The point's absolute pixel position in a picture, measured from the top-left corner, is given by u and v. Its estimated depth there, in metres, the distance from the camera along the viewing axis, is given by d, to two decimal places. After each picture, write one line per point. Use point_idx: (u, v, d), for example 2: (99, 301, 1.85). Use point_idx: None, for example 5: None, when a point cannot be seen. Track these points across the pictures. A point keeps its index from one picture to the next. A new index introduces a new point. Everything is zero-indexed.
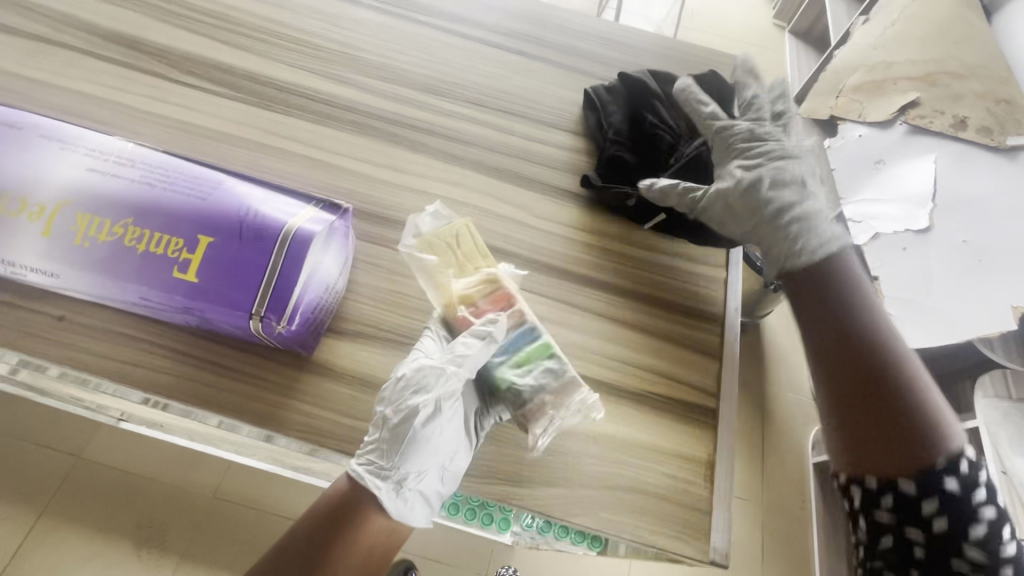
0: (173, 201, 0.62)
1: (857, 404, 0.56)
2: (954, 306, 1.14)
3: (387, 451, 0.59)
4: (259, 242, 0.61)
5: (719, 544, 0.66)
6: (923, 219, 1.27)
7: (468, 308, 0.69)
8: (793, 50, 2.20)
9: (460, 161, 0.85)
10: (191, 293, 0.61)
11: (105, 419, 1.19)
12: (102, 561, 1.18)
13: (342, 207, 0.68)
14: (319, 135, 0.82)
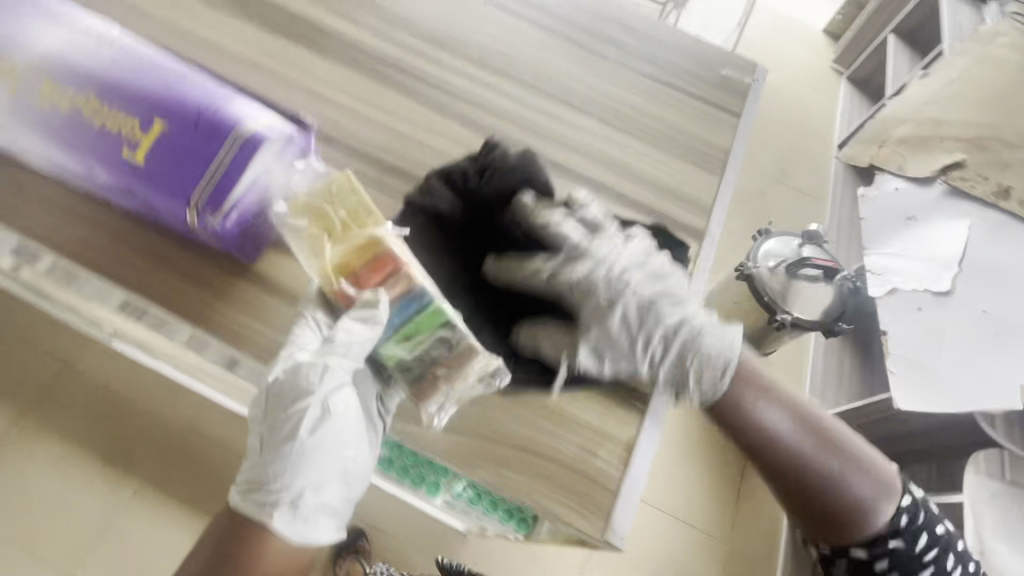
0: (131, 81, 0.58)
1: (803, 509, 0.58)
2: (957, 374, 1.09)
3: (269, 474, 0.55)
4: (205, 135, 0.57)
5: (619, 529, 0.60)
6: (946, 281, 1.23)
7: (347, 278, 0.56)
8: (846, 97, 2.15)
9: (445, 114, 0.73)
10: (133, 175, 0.58)
11: (97, 334, 1.20)
12: (68, 471, 1.21)
13: (305, 123, 0.62)
14: (304, 59, 0.74)
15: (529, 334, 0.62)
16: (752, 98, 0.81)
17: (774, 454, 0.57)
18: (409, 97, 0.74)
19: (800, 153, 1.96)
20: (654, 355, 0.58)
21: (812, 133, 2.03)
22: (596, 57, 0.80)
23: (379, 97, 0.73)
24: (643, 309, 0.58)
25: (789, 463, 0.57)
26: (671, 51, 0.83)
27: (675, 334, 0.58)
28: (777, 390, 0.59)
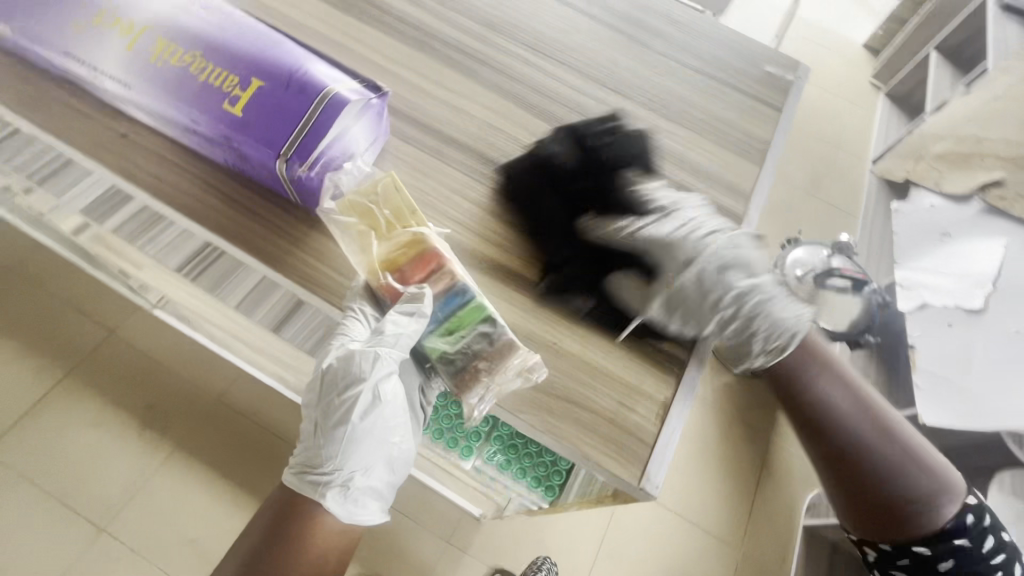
0: (240, 38, 0.53)
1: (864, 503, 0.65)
2: (986, 392, 1.08)
3: (323, 456, 0.58)
4: (300, 90, 0.51)
5: (654, 477, 0.53)
6: (978, 299, 1.20)
7: (393, 273, 0.54)
8: (884, 113, 2.12)
9: (479, 82, 0.71)
10: (232, 131, 0.52)
11: (141, 301, 1.27)
12: (104, 430, 1.27)
13: (382, 89, 0.56)
14: (334, 17, 0.72)
15: (624, 282, 0.60)
16: (791, 96, 0.78)
17: (844, 425, 0.63)
18: (455, 70, 0.71)
19: (834, 166, 1.95)
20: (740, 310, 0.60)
21: (846, 148, 2.01)
22: (636, 39, 0.78)
23: (425, 67, 0.71)
24: (723, 263, 0.59)
25: (862, 454, 0.63)
26: (711, 41, 0.80)
27: (760, 300, 0.60)
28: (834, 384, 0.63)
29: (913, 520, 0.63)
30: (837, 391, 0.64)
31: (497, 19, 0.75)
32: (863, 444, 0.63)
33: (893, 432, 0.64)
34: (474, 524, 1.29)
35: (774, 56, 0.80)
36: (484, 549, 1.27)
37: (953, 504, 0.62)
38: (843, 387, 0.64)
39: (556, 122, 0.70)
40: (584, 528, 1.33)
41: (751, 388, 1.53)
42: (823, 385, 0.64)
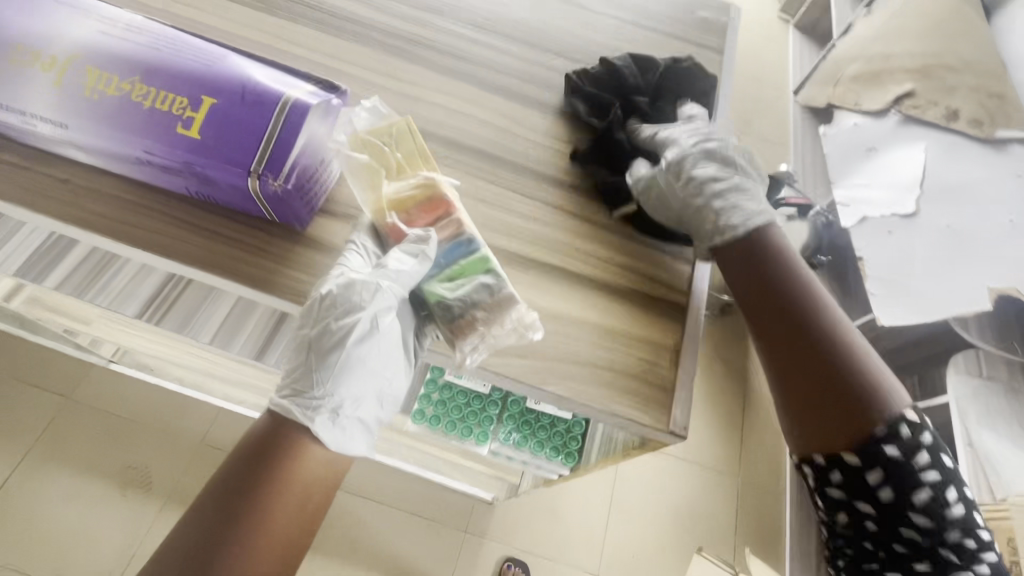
0: (178, 56, 0.50)
1: (824, 399, 0.52)
2: (930, 288, 1.15)
3: (313, 378, 0.48)
4: (255, 101, 0.48)
5: (680, 417, 0.53)
6: (910, 203, 1.29)
7: (401, 214, 0.54)
8: (797, 43, 2.21)
9: (426, 66, 0.69)
10: (191, 154, 0.48)
11: (94, 359, 1.24)
12: (85, 500, 1.20)
13: (339, 87, 0.54)
14: (262, 20, 0.67)
15: (631, 168, 0.65)
16: (726, 38, 0.81)
17: (802, 321, 0.55)
18: (403, 59, 0.69)
19: (760, 104, 2.03)
20: (705, 203, 0.61)
21: (768, 83, 2.10)
22: (573, 9, 0.79)
23: (367, 57, 0.67)
24: (712, 157, 0.63)
25: (811, 326, 0.54)
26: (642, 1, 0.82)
27: (729, 189, 0.61)
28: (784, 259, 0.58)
29: (882, 446, 0.50)
30: (782, 281, 0.57)
31: (433, 2, 0.74)
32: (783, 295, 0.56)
33: (849, 335, 0.54)
34: (486, 510, 1.30)
35: (706, 2, 0.83)
36: (503, 531, 1.29)
37: (907, 429, 0.50)
38: (788, 281, 0.57)
39: (513, 96, 0.70)
40: (594, 489, 1.37)
41: (723, 325, 1.61)
42: (779, 282, 0.57)
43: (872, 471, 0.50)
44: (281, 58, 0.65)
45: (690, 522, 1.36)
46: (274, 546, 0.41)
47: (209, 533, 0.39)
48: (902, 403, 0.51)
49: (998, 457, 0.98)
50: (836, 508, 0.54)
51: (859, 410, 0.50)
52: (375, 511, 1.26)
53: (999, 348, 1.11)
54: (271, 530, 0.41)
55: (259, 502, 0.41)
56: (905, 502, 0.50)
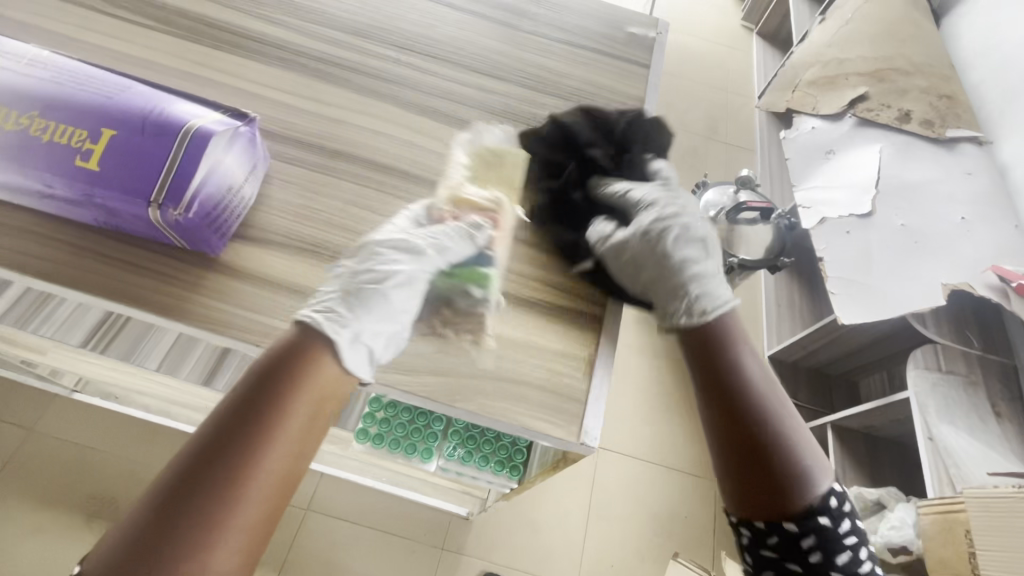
0: (80, 90, 0.52)
1: (761, 474, 0.49)
2: (890, 285, 1.17)
3: (350, 304, 0.53)
4: (159, 132, 0.50)
5: (591, 428, 0.58)
6: (867, 204, 1.31)
7: (456, 210, 0.62)
8: (760, 51, 2.27)
9: (378, 96, 0.72)
10: (92, 186, 0.51)
11: (59, 390, 1.26)
12: (45, 534, 1.16)
13: (248, 115, 0.56)
14: (219, 58, 0.70)
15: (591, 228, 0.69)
16: (658, 53, 0.85)
17: (739, 399, 0.52)
18: (357, 91, 0.72)
19: (726, 109, 2.08)
20: (666, 271, 0.64)
21: (734, 90, 2.14)
22: (522, 36, 0.82)
23: (320, 90, 0.71)
24: (674, 232, 0.65)
25: (757, 405, 0.52)
26: (587, 27, 0.87)
27: (693, 270, 0.63)
28: (735, 336, 0.57)
29: (789, 520, 0.48)
30: (729, 357, 0.55)
31: (366, 25, 0.77)
32: (736, 370, 0.54)
33: (777, 416, 0.52)
34: (464, 524, 1.30)
35: (635, 19, 0.87)
36: (482, 545, 1.28)
37: (835, 498, 0.49)
38: (728, 351, 0.55)
39: (463, 122, 0.73)
40: (572, 498, 1.37)
41: None
42: (724, 349, 0.56)
43: (807, 538, 0.48)
44: (226, 92, 0.68)
45: (669, 527, 1.37)
46: (283, 451, 0.42)
47: (226, 428, 0.41)
48: (821, 485, 0.49)
49: (961, 454, 0.99)
50: (764, 567, 0.51)
51: (788, 483, 0.49)
52: (349, 533, 1.24)
53: (957, 341, 1.13)
54: (284, 435, 0.43)
55: (275, 406, 0.43)
56: (832, 565, 0.48)
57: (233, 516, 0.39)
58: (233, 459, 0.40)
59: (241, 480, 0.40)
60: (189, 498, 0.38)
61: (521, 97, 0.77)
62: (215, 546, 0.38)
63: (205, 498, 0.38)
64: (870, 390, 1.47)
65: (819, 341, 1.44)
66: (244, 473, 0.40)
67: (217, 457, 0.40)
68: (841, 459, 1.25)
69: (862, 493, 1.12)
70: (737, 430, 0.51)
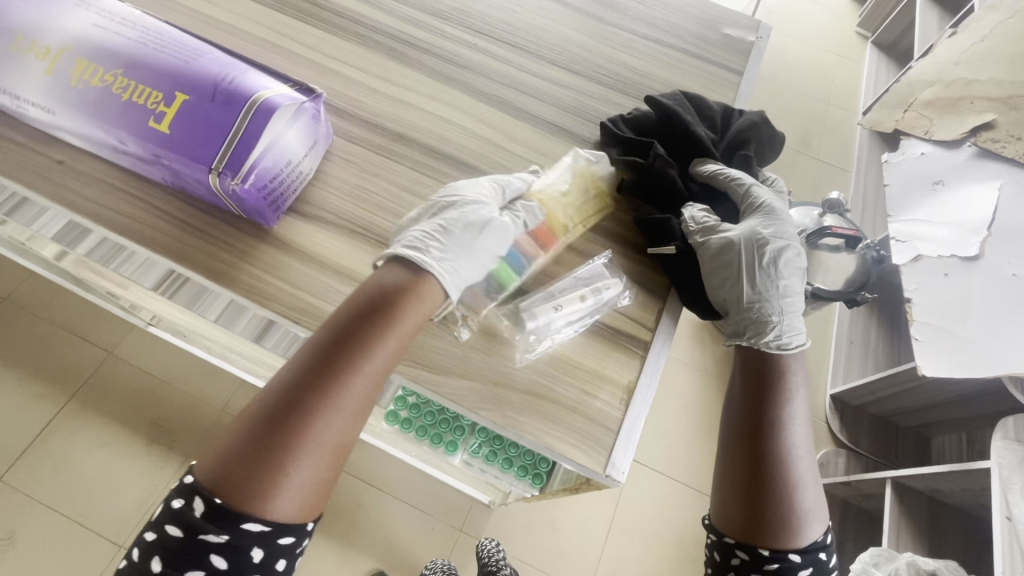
0: (161, 53, 0.55)
1: (773, 509, 0.58)
2: (989, 340, 1.04)
3: (458, 271, 0.57)
4: (224, 103, 0.53)
5: (619, 462, 0.55)
6: (974, 246, 1.17)
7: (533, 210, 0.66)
8: (873, 61, 2.06)
9: (450, 82, 0.73)
10: (160, 148, 0.54)
11: (136, 321, 1.32)
12: (112, 449, 1.28)
13: (314, 91, 0.58)
14: (304, 30, 0.73)
15: (686, 209, 0.70)
16: (753, 57, 0.82)
17: (769, 443, 0.60)
18: (430, 76, 0.73)
19: (823, 123, 1.92)
20: (763, 273, 0.67)
21: (835, 102, 1.97)
22: (604, 35, 0.80)
23: (394, 72, 0.72)
24: (771, 254, 0.68)
25: (785, 449, 0.60)
26: (675, 26, 0.83)
27: (781, 294, 0.68)
28: (788, 382, 0.64)
29: (792, 552, 0.57)
30: (775, 402, 0.62)
31: (445, 7, 0.78)
32: (780, 414, 0.61)
33: (797, 463, 0.60)
34: (485, 513, 1.30)
35: (734, 20, 0.84)
36: (501, 537, 1.29)
37: (829, 537, 0.60)
38: (776, 399, 0.62)
39: (529, 118, 0.73)
40: (596, 507, 1.34)
41: None
42: (774, 398, 0.62)
43: (806, 566, 0.57)
44: (305, 66, 0.70)
45: (693, 555, 1.31)
46: (351, 403, 0.50)
47: (317, 362, 0.49)
48: (817, 532, 0.58)
49: None
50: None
51: (793, 522, 0.57)
52: (379, 501, 1.28)
53: None
54: (354, 381, 0.50)
55: (355, 350, 0.50)
56: None
57: (316, 440, 0.48)
58: (320, 393, 0.48)
59: (325, 411, 0.48)
60: (285, 420, 0.47)
61: (594, 94, 0.76)
62: (299, 464, 0.47)
63: (298, 421, 0.47)
64: (942, 451, 1.32)
65: (891, 387, 1.31)
66: (328, 406, 0.48)
67: (307, 388, 0.48)
68: (897, 519, 1.15)
69: (915, 561, 1.02)
70: (761, 463, 0.60)
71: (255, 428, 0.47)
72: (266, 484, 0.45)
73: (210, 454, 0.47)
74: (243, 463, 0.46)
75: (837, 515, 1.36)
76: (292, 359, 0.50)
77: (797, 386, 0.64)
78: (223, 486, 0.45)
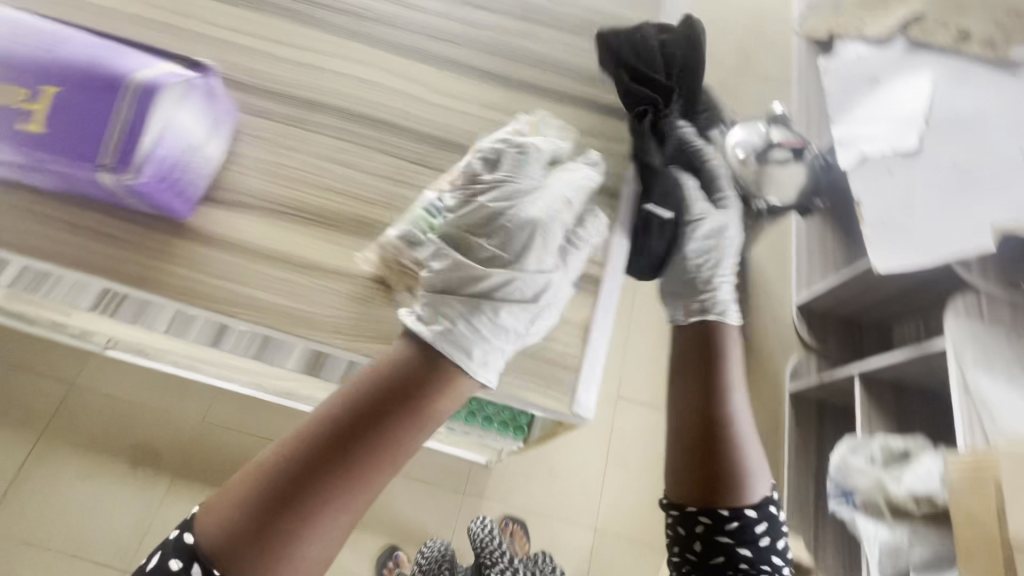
0: (14, 42, 0.50)
1: (727, 475, 0.63)
2: (934, 227, 1.08)
3: (500, 357, 0.56)
4: (101, 86, 0.48)
5: (583, 402, 0.56)
6: (912, 139, 1.19)
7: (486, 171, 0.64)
8: None
9: (366, 41, 0.68)
10: (36, 150, 0.50)
11: (89, 347, 1.26)
12: (95, 478, 1.25)
13: (203, 65, 0.54)
14: (196, 5, 0.67)
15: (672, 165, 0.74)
16: None
17: (718, 412, 0.65)
18: (341, 36, 0.68)
19: (760, 38, 1.90)
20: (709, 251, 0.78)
21: (769, 14, 1.95)
22: None
23: (304, 38, 0.67)
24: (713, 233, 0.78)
25: (733, 416, 0.66)
26: None
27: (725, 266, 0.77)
28: (726, 350, 0.69)
29: (746, 509, 0.63)
30: (717, 373, 0.67)
31: None
32: (724, 382, 0.67)
33: (742, 426, 0.66)
34: (483, 473, 1.33)
35: None
36: (504, 492, 1.32)
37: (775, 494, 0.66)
38: (718, 369, 0.68)
39: (454, 69, 0.69)
40: (589, 448, 1.38)
41: None
42: (716, 368, 0.68)
43: (760, 522, 0.63)
44: (204, 44, 0.65)
45: None
46: (364, 486, 0.49)
47: (332, 449, 0.48)
48: (763, 487, 0.65)
49: (995, 405, 0.94)
50: (714, 549, 0.63)
51: (744, 482, 0.63)
52: None
53: (1004, 290, 1.02)
54: (373, 466, 0.49)
55: (374, 435, 0.50)
56: (774, 546, 0.64)
57: (328, 518, 0.48)
58: (337, 480, 0.48)
59: (342, 498, 0.48)
60: (297, 499, 0.47)
61: (519, 33, 0.72)
62: (309, 547, 0.47)
63: (311, 498, 0.47)
64: (903, 338, 1.40)
65: (850, 289, 1.37)
66: (344, 494, 0.48)
67: (323, 475, 0.48)
68: (868, 408, 1.22)
69: (888, 443, 1.10)
70: (711, 431, 0.65)
71: (265, 502, 0.47)
72: (269, 559, 0.46)
73: (212, 526, 0.46)
74: (251, 543, 0.46)
75: (812, 416, 1.44)
76: (304, 440, 0.49)
77: (734, 354, 0.70)
78: (228, 556, 0.45)
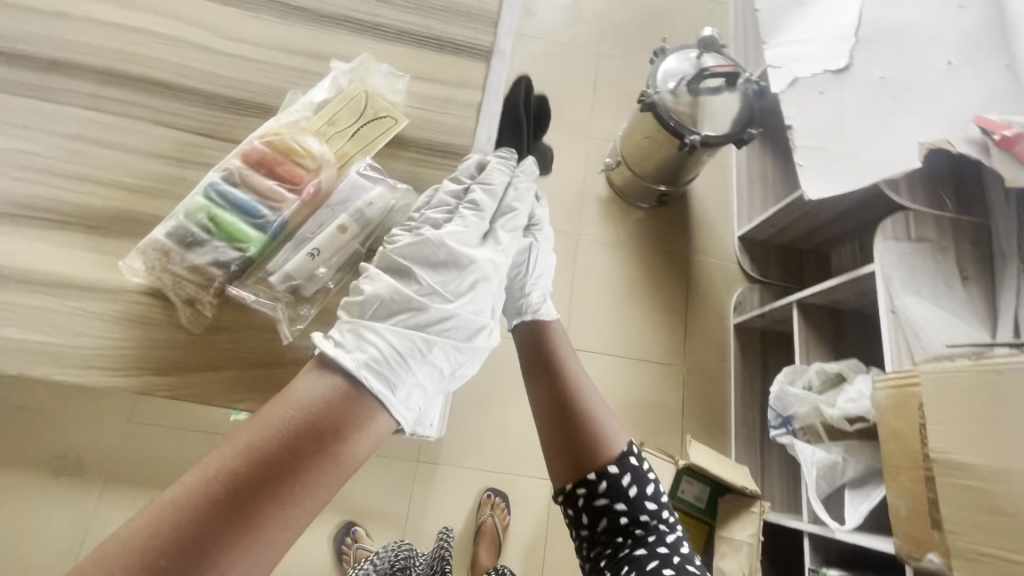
0: None
1: (582, 438, 0.65)
2: (864, 150, 1.05)
3: (415, 400, 0.57)
4: None
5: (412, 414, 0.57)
6: (842, 56, 1.14)
7: (284, 156, 0.74)
8: None
9: None
10: None
11: None
12: (14, 496, 1.16)
13: None
14: None
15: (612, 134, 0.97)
16: None
17: (560, 387, 0.68)
18: None
19: None
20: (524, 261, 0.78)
21: None
22: None
23: None
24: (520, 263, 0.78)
25: (573, 389, 0.68)
26: None
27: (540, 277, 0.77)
28: (555, 340, 0.73)
29: (611, 466, 0.63)
30: (551, 362, 0.70)
31: None
32: (557, 365, 0.70)
33: (587, 395, 0.68)
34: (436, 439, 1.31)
35: None
36: (457, 457, 1.31)
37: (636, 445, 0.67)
38: (551, 355, 0.71)
39: None
40: None
41: (658, 217, 1.56)
42: (550, 356, 0.71)
43: (624, 474, 0.64)
44: None
45: (638, 416, 1.39)
46: (277, 536, 0.45)
47: (227, 510, 0.43)
48: (623, 443, 0.66)
49: (921, 323, 0.94)
50: (598, 516, 0.64)
51: (600, 438, 0.65)
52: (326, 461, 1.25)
53: (929, 208, 1.03)
54: (289, 509, 0.45)
55: (288, 481, 0.46)
56: (643, 495, 0.64)
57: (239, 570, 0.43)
58: (230, 551, 0.43)
59: (252, 552, 0.44)
60: (199, 554, 0.42)
61: None
62: None
63: (219, 552, 0.42)
64: (841, 261, 1.41)
65: (787, 218, 1.36)
66: (239, 567, 0.43)
67: (213, 547, 0.42)
68: (806, 335, 1.24)
69: (824, 368, 1.13)
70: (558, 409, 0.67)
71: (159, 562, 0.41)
72: None
73: None
74: None
75: (758, 346, 1.47)
76: (194, 499, 0.43)
77: (565, 345, 0.73)
78: None
